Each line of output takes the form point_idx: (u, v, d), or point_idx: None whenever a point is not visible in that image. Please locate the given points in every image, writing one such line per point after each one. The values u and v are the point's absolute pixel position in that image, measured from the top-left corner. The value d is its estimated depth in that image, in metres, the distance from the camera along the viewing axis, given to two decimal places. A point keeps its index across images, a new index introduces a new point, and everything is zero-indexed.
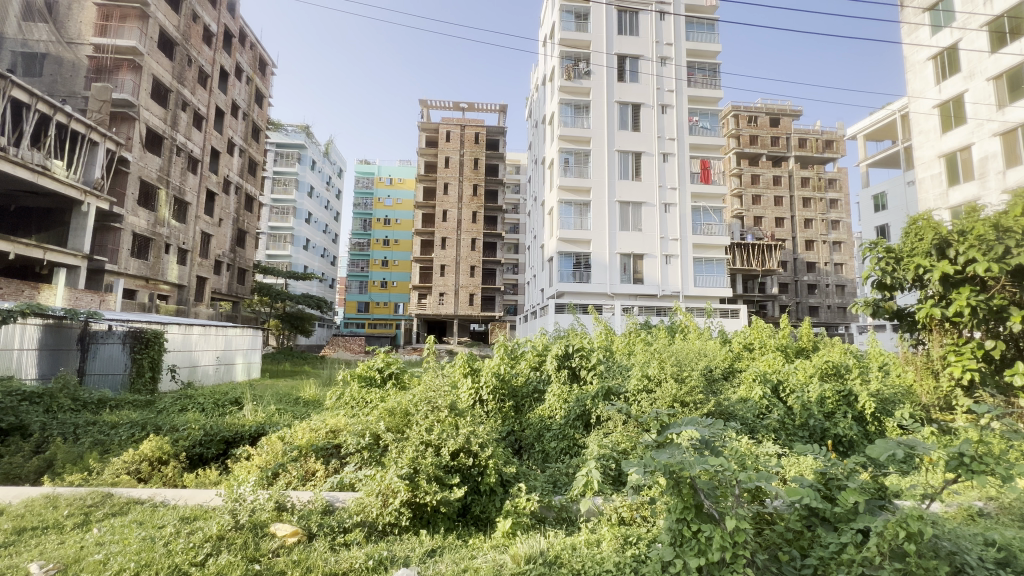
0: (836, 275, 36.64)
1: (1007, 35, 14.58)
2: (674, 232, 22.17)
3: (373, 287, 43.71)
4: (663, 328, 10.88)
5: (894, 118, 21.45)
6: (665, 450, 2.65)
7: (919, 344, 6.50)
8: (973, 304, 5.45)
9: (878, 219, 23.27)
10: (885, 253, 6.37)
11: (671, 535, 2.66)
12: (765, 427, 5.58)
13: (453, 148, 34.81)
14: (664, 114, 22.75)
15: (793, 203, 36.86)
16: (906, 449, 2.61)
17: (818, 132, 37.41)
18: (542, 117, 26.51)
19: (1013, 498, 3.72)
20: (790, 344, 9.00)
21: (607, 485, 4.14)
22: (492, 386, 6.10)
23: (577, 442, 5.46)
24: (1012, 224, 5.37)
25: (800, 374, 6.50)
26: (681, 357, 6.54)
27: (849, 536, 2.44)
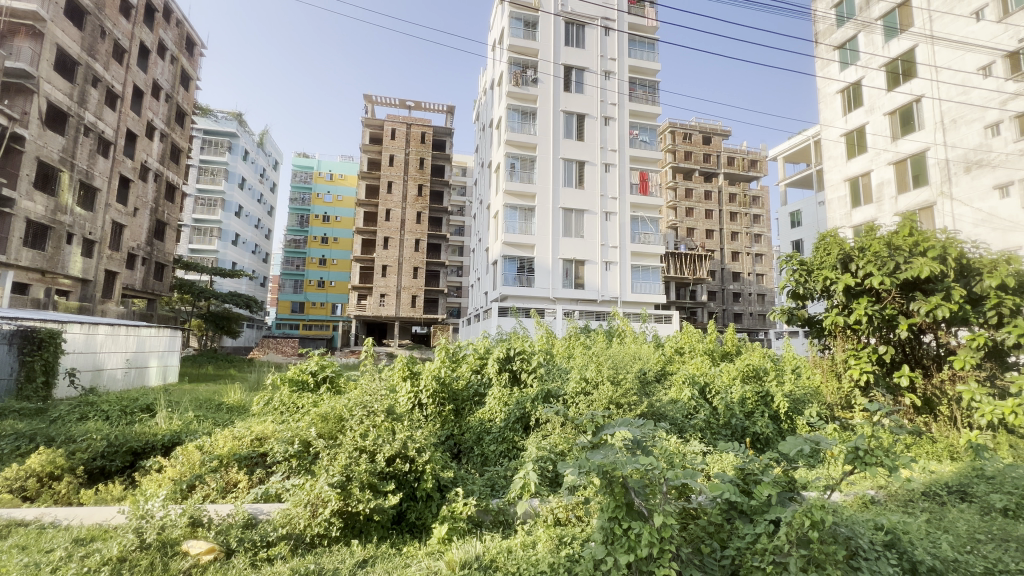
0: (758, 284, 39.61)
1: (901, 76, 16.50)
2: (614, 240, 23.02)
3: (309, 286, 41.70)
4: (602, 333, 11.20)
5: (809, 143, 23.58)
6: (599, 451, 2.72)
7: (826, 349, 7.16)
8: (870, 313, 6.10)
9: (794, 234, 25.51)
10: (799, 265, 6.98)
11: (604, 533, 2.74)
12: (692, 427, 5.91)
13: (398, 146, 34.08)
14: (607, 126, 23.59)
15: (721, 217, 39.54)
16: (812, 444, 2.85)
17: (744, 152, 40.48)
18: (489, 121, 26.69)
19: (898, 486, 4.19)
20: (716, 348, 9.63)
21: (544, 487, 4.22)
22: (433, 390, 6.01)
23: (516, 445, 5.50)
24: (901, 244, 6.04)
25: (724, 377, 6.94)
26: (617, 360, 6.82)
27: (763, 527, 2.61)
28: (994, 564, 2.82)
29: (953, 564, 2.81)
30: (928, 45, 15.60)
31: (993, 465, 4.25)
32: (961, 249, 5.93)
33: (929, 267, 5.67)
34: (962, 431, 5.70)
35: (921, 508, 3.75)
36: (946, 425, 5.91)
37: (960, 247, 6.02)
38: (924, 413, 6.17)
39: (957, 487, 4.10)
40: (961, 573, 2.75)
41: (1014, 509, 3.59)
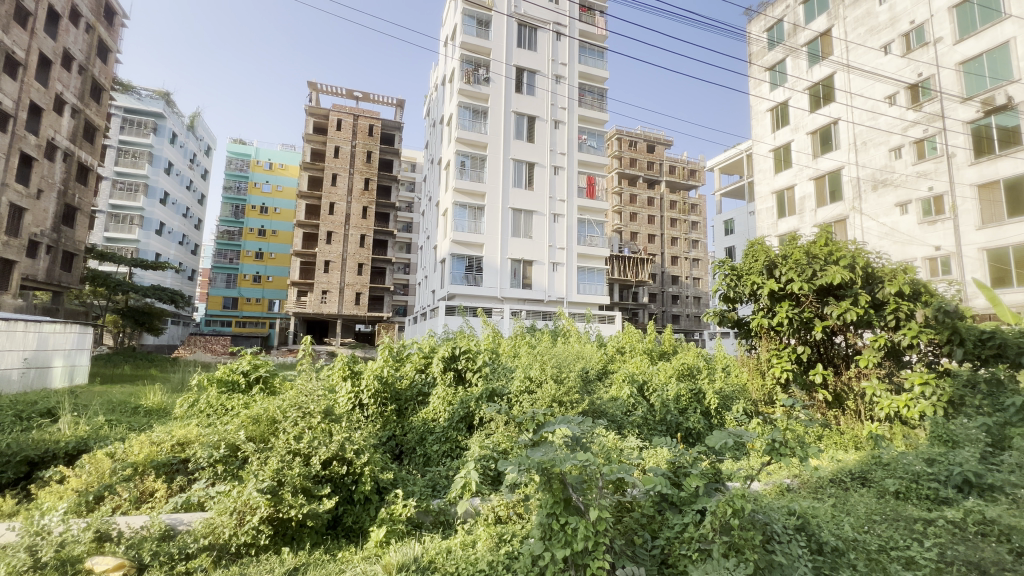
0: (694, 287, 41.79)
1: (822, 100, 18.09)
2: (561, 241, 23.47)
3: (243, 281, 39.25)
4: (547, 332, 11.38)
5: (742, 157, 25.24)
6: (539, 448, 2.76)
7: (752, 348, 7.68)
8: (790, 316, 6.63)
9: (727, 241, 27.16)
10: (730, 270, 7.45)
11: (542, 530, 2.78)
12: (630, 423, 6.12)
13: (344, 138, 32.83)
14: (556, 130, 24.03)
15: (663, 223, 41.40)
16: (735, 437, 3.06)
17: (684, 162, 42.64)
18: (440, 118, 26.36)
19: (810, 474, 4.58)
20: (655, 347, 10.08)
21: (486, 485, 4.23)
22: (374, 390, 5.85)
23: (460, 444, 5.46)
24: (818, 252, 6.59)
25: (661, 375, 7.28)
26: (561, 359, 7.00)
27: (690, 517, 2.76)
28: (887, 542, 3.16)
29: (853, 543, 3.11)
30: (845, 73, 17.32)
31: (889, 453, 4.75)
32: (866, 260, 6.56)
33: (841, 275, 6.23)
34: (865, 423, 6.33)
35: (829, 494, 4.13)
36: (852, 418, 6.53)
37: (867, 256, 6.64)
38: (834, 407, 6.77)
39: (858, 473, 4.54)
40: (859, 550, 3.04)
41: (904, 492, 4.04)
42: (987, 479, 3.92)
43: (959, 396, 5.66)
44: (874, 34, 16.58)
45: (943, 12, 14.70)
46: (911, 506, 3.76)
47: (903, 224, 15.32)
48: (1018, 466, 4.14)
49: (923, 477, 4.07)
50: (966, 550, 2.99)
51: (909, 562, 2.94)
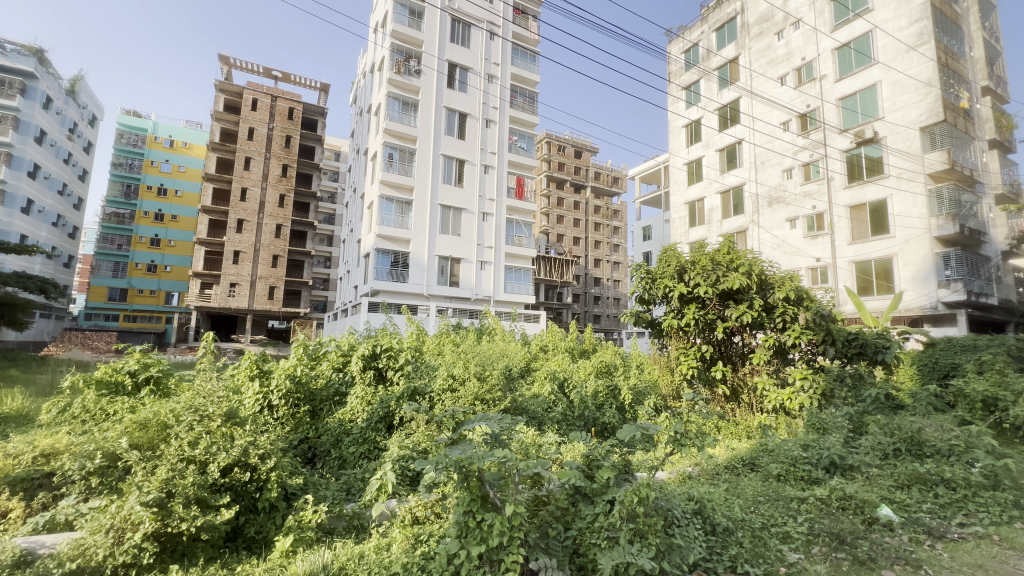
0: (615, 289, 43.97)
1: (729, 121, 19.79)
2: (489, 240, 23.58)
3: (134, 270, 34.99)
4: (473, 330, 11.39)
5: (660, 168, 26.99)
6: (457, 446, 2.74)
7: (664, 347, 8.24)
8: (696, 317, 7.22)
9: (645, 247, 28.86)
10: (646, 274, 7.93)
11: (458, 528, 2.77)
12: (550, 418, 6.29)
13: (260, 119, 30.47)
14: (487, 129, 24.12)
15: (587, 226, 43.09)
16: (643, 430, 3.25)
17: (608, 169, 44.73)
18: (367, 106, 25.26)
19: (710, 462, 5.00)
20: (576, 346, 10.45)
21: (403, 487, 4.13)
22: (285, 389, 5.49)
23: (378, 445, 5.28)
24: (722, 260, 7.22)
25: (581, 372, 7.57)
26: (484, 357, 7.03)
27: (601, 507, 2.88)
28: (768, 520, 3.55)
29: (742, 523, 3.44)
30: (748, 98, 19.07)
31: (774, 441, 5.32)
32: (761, 268, 7.28)
33: (740, 281, 6.85)
34: (757, 414, 7.03)
35: (723, 479, 4.54)
36: (746, 410, 7.22)
37: (762, 265, 7.37)
38: (731, 400, 7.44)
39: (748, 459, 5.02)
40: (746, 529, 3.37)
41: (784, 474, 4.54)
42: (848, 459, 4.55)
43: (830, 389, 6.48)
44: (772, 65, 18.54)
45: (827, 53, 16.86)
46: (790, 486, 4.25)
47: (792, 237, 17.29)
48: (871, 448, 4.86)
49: (800, 461, 4.63)
50: (830, 523, 3.45)
51: (784, 537, 3.34)
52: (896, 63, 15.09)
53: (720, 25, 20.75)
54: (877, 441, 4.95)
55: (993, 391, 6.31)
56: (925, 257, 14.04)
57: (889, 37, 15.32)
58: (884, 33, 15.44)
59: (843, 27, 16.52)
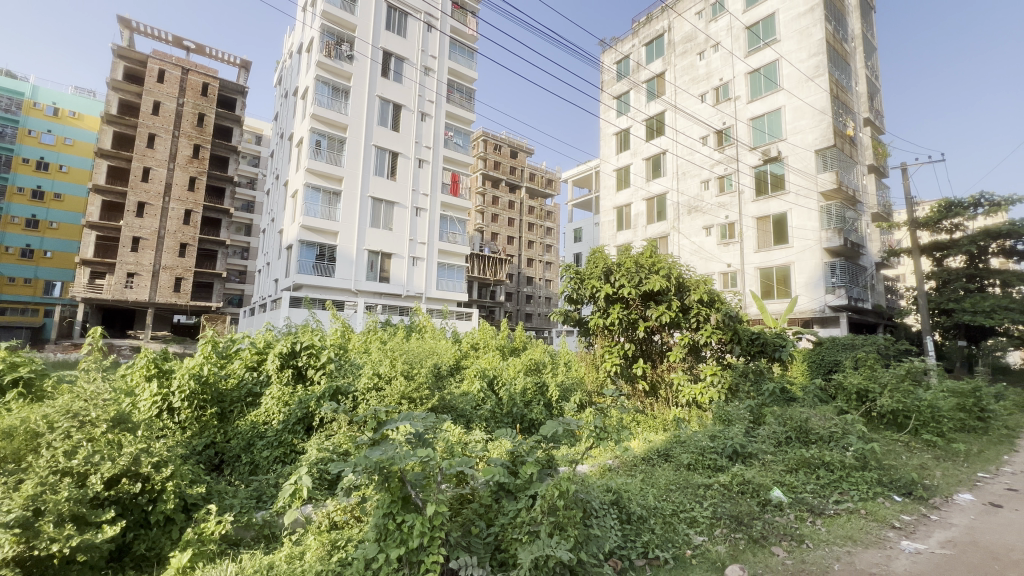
0: (546, 288, 44.91)
1: (655, 132, 20.94)
2: (422, 236, 23.13)
3: (4, 255, 30.15)
4: (402, 327, 11.12)
5: (591, 173, 27.99)
6: (378, 447, 2.64)
7: (590, 345, 8.57)
8: (619, 317, 7.57)
9: (576, 248, 29.74)
10: (575, 275, 8.18)
11: (378, 531, 2.67)
12: (478, 416, 6.27)
13: (167, 92, 27.54)
14: (423, 122, 23.63)
15: (521, 226, 43.65)
16: (565, 426, 3.33)
17: (543, 171, 45.62)
18: (293, 89, 23.73)
19: (629, 455, 5.27)
20: (506, 344, 10.55)
21: (319, 492, 3.93)
22: (188, 390, 5.00)
23: (295, 448, 4.98)
24: (644, 264, 7.63)
25: (511, 370, 7.63)
26: (412, 356, 6.85)
27: (523, 502, 2.92)
28: (678, 506, 3.80)
29: (654, 510, 3.65)
30: (672, 112, 20.30)
31: (686, 433, 5.70)
32: (680, 271, 7.76)
33: (660, 282, 7.28)
34: (672, 408, 7.51)
35: (639, 470, 4.82)
36: (663, 404, 7.68)
37: (680, 269, 7.85)
38: (650, 396, 7.87)
39: (663, 450, 5.33)
40: (657, 516, 3.57)
41: (694, 463, 4.87)
42: (748, 448, 4.99)
43: (735, 384, 7.13)
44: (694, 83, 19.88)
45: (741, 76, 18.37)
46: (698, 474, 4.58)
47: (707, 244, 18.70)
48: (768, 437, 5.38)
49: (708, 450, 4.99)
50: (731, 507, 3.75)
51: (691, 521, 3.59)
52: (798, 90, 16.75)
53: (650, 40, 21.92)
54: (773, 430, 5.48)
55: (865, 384, 7.25)
56: (816, 265, 15.83)
57: (792, 67, 16.95)
58: (788, 63, 17.05)
59: (755, 53, 18.08)
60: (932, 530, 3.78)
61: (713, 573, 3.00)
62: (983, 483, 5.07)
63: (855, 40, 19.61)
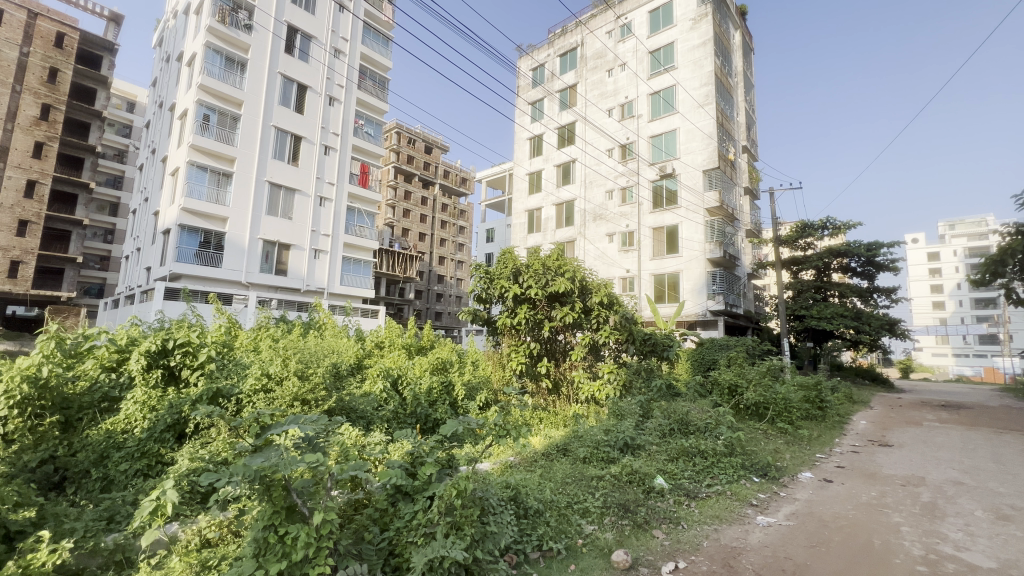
0: (457, 287, 44.67)
1: (566, 140, 21.82)
2: (326, 227, 21.75)
3: None
4: (300, 325, 10.33)
5: (505, 175, 28.44)
6: (261, 454, 2.43)
7: (497, 344, 8.69)
8: (525, 317, 7.74)
9: (488, 248, 30.00)
10: (484, 274, 8.23)
11: (256, 546, 2.44)
12: (380, 418, 6.01)
13: (7, 37, 22.86)
14: (331, 107, 22.22)
15: (433, 223, 42.99)
16: (465, 424, 3.34)
17: (457, 169, 45.39)
18: (177, 54, 20.98)
19: (530, 451, 5.42)
20: (413, 343, 10.26)
21: (188, 508, 3.49)
22: (20, 396, 4.09)
23: (162, 459, 4.41)
24: (552, 266, 7.90)
25: (416, 369, 7.41)
26: (308, 354, 6.38)
27: (420, 504, 2.86)
28: (572, 498, 3.98)
29: (550, 504, 3.79)
30: (582, 123, 21.30)
31: (583, 428, 6.00)
32: (584, 275, 8.13)
33: (565, 285, 7.60)
34: (572, 405, 7.88)
35: (539, 465, 4.97)
36: (564, 402, 8.02)
37: (584, 272, 8.24)
38: (552, 393, 8.17)
39: (562, 445, 5.54)
40: (553, 509, 3.71)
41: (589, 457, 5.13)
42: (637, 440, 5.39)
43: (628, 381, 7.68)
44: (603, 98, 21.06)
45: (644, 96, 19.85)
46: (592, 466, 4.85)
47: (610, 250, 19.99)
48: (655, 429, 5.87)
49: (602, 444, 5.28)
50: (620, 495, 4.01)
51: (584, 512, 3.79)
52: (690, 115, 18.49)
53: (564, 52, 22.88)
54: (659, 423, 5.99)
55: (735, 380, 8.26)
56: (700, 273, 17.62)
57: (686, 93, 18.65)
58: (684, 89, 18.73)
59: (657, 77, 19.62)
60: (781, 504, 4.39)
61: (600, 558, 3.18)
62: (820, 462, 6.01)
63: (738, 75, 22.14)
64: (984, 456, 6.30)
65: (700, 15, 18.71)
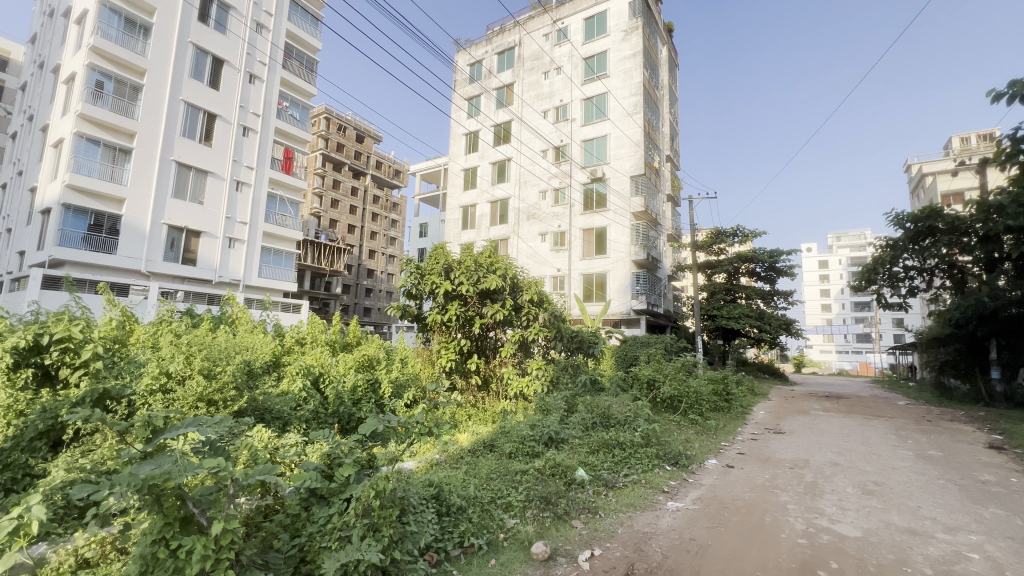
0: (387, 282, 43.32)
1: (501, 139, 21.91)
2: (242, 214, 20.13)
3: None
4: (210, 319, 9.48)
5: (440, 170, 28.03)
6: (151, 461, 2.19)
7: (427, 341, 8.53)
8: (457, 314, 7.66)
9: (420, 243, 29.43)
10: (415, 269, 8.05)
11: (142, 564, 2.20)
12: (298, 418, 5.68)
13: None
14: (251, 85, 20.57)
15: (364, 215, 41.35)
16: (385, 422, 3.24)
17: (390, 161, 44.00)
18: (64, 9, 18.35)
19: (457, 448, 5.37)
20: (338, 339, 9.78)
21: (62, 526, 3.06)
22: None
23: (33, 471, 3.85)
24: (484, 263, 7.86)
25: (341, 367, 7.07)
26: (218, 350, 5.88)
27: (336, 507, 2.74)
28: (495, 493, 3.99)
29: (473, 500, 3.79)
30: (518, 123, 21.53)
31: (510, 424, 6.06)
32: (515, 272, 8.20)
33: (496, 282, 7.61)
34: (501, 401, 7.97)
35: (465, 462, 4.95)
36: (493, 398, 8.09)
37: (516, 269, 8.27)
38: (481, 390, 8.19)
39: (490, 441, 5.55)
40: (476, 505, 3.71)
41: (514, 451, 5.19)
42: (561, 434, 5.55)
43: (555, 377, 7.91)
44: (539, 99, 21.39)
45: (577, 101, 20.44)
46: (517, 461, 4.92)
47: (542, 249, 20.39)
48: (578, 423, 6.08)
49: (527, 439, 5.37)
50: (542, 488, 4.09)
51: (506, 506, 3.83)
52: (620, 122, 19.31)
53: (502, 50, 22.94)
54: (582, 417, 6.22)
55: (653, 375, 8.81)
56: (626, 274, 18.52)
57: (617, 101, 19.46)
58: (615, 97, 19.54)
59: (590, 83, 20.28)
60: (689, 490, 4.73)
61: (520, 551, 3.24)
62: (724, 450, 6.55)
63: (664, 88, 23.47)
64: (856, 440, 7.24)
65: (632, 28, 19.58)
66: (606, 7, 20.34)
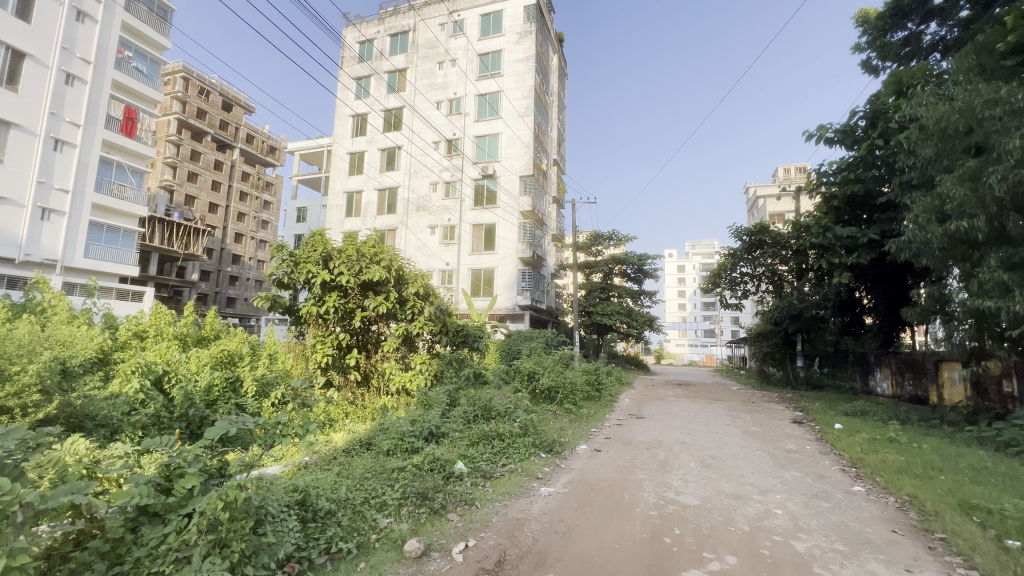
0: (256, 270, 39.02)
1: (391, 125, 21.01)
2: (62, 180, 16.51)
3: None
4: (11, 308, 7.59)
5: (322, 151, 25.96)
6: None
7: (301, 335, 7.86)
8: (335, 306, 7.17)
9: (297, 229, 27.01)
10: (288, 257, 7.33)
11: None
12: (131, 426, 4.86)
13: None
14: (79, 24, 16.88)
15: (229, 193, 36.63)
16: (239, 424, 2.89)
17: (264, 135, 39.57)
18: None
19: (328, 450, 5.01)
20: (190, 333, 8.51)
21: None
22: None
23: None
24: (366, 253, 7.42)
25: (191, 365, 6.19)
26: (18, 344, 4.74)
27: (173, 525, 2.39)
28: (369, 493, 3.82)
29: (344, 502, 3.58)
30: (410, 110, 20.81)
31: (390, 420, 5.85)
32: (401, 264, 7.88)
33: (380, 273, 7.24)
34: (381, 397, 7.65)
35: (338, 463, 4.65)
36: (373, 394, 7.74)
37: (401, 261, 7.94)
38: (361, 385, 7.81)
39: (366, 440, 5.27)
40: (347, 507, 3.52)
41: (393, 449, 5.02)
42: (442, 428, 5.51)
43: (440, 371, 7.85)
44: (432, 89, 20.95)
45: (471, 96, 20.42)
46: (395, 459, 4.76)
47: (430, 242, 20.10)
48: (459, 417, 6.08)
49: (407, 436, 5.22)
50: (419, 484, 4.04)
51: (381, 505, 3.69)
52: (512, 122, 19.76)
53: (394, 32, 21.93)
54: (463, 411, 6.23)
55: (534, 367, 9.22)
56: (512, 271, 19.12)
57: (509, 101, 19.89)
58: (507, 97, 19.94)
59: (483, 80, 20.40)
60: (561, 475, 5.03)
61: (392, 551, 3.14)
62: (593, 435, 7.10)
63: (553, 95, 24.55)
64: (701, 422, 8.36)
65: (525, 32, 20.15)
66: (501, 7, 20.64)
